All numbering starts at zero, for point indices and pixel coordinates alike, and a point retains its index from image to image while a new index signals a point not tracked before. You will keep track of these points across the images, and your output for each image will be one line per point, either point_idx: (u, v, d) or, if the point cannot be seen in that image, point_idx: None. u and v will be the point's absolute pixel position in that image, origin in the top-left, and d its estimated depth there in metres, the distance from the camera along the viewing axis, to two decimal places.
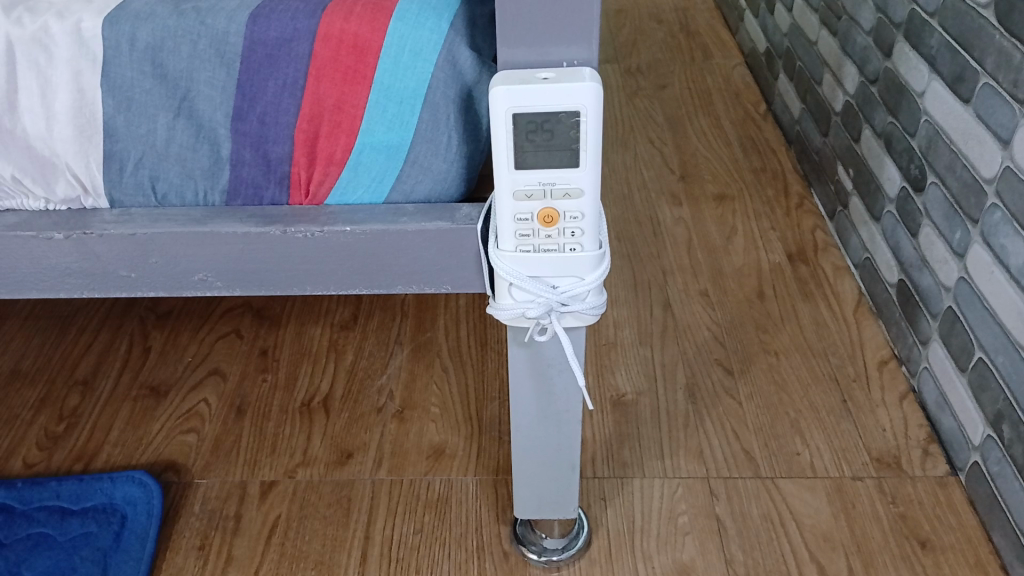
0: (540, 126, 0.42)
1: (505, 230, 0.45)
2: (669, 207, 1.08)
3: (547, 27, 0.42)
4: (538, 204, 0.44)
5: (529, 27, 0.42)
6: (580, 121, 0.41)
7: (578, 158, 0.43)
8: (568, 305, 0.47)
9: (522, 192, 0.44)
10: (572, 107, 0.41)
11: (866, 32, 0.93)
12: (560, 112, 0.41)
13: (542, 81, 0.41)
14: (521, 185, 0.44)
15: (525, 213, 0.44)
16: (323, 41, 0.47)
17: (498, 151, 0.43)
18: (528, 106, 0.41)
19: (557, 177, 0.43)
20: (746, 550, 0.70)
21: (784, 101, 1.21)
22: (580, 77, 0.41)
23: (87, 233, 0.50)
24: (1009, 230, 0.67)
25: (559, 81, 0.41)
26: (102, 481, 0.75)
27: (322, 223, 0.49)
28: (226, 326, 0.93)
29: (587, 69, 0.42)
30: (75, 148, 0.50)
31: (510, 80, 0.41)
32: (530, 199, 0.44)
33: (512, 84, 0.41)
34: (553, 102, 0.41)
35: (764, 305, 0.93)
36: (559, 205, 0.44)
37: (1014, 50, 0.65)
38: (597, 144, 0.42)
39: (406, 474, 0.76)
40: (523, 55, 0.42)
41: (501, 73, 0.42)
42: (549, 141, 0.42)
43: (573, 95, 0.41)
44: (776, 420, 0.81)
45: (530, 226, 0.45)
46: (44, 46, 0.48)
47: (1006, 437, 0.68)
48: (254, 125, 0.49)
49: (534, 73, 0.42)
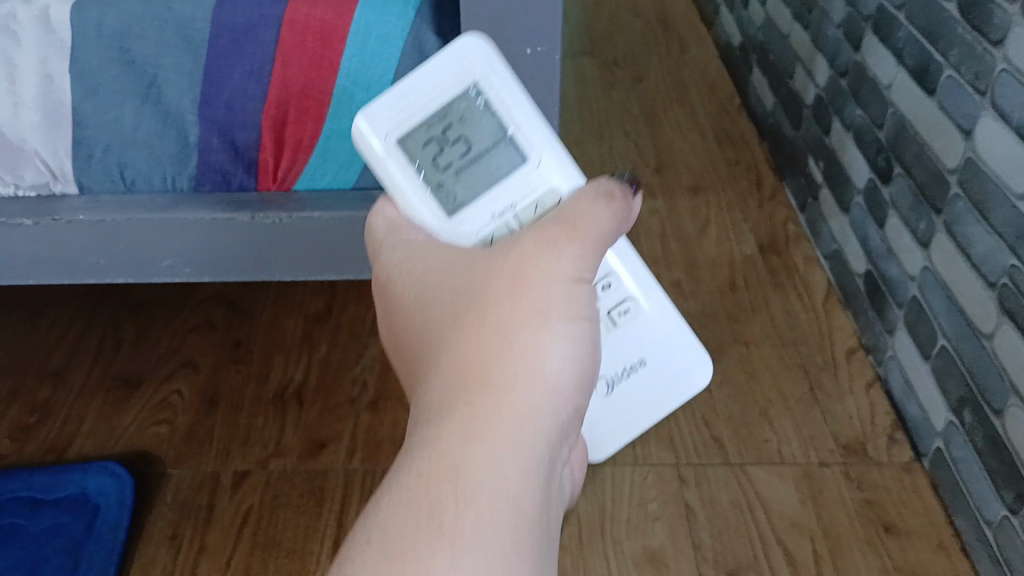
0: (483, 158, 0.43)
1: (506, 84, 0.41)
2: (643, 199, 1.09)
3: (423, 71, 0.41)
4: (498, 90, 0.41)
5: (406, 92, 0.41)
6: (457, 181, 0.43)
7: (478, 131, 0.42)
8: (634, 369, 0.49)
9: (513, 115, 0.42)
10: (457, 195, 0.43)
11: (836, 25, 0.94)
12: (504, 173, 0.43)
13: (511, 208, 0.43)
14: (522, 120, 0.42)
15: (500, 94, 0.41)
16: (289, 26, 0.49)
17: (542, 143, 0.43)
18: (448, 189, 0.43)
19: (500, 112, 0.42)
20: (714, 535, 0.71)
21: (757, 94, 1.23)
22: (481, 113, 0.42)
23: (56, 219, 0.52)
24: (972, 220, 0.68)
25: (470, 214, 0.43)
26: (73, 472, 0.75)
27: (290, 208, 0.52)
28: (199, 317, 0.92)
29: (478, 83, 0.41)
30: (43, 133, 0.52)
31: (420, 182, 0.42)
32: (505, 103, 0.42)
33: (543, 188, 0.43)
34: (482, 168, 0.43)
35: (735, 295, 0.94)
36: (484, 85, 0.41)
37: (975, 42, 0.67)
38: (562, 165, 0.43)
39: (380, 464, 0.76)
40: (402, 122, 0.41)
41: (374, 143, 0.41)
42: (471, 154, 0.43)
43: (454, 209, 0.43)
44: (745, 408, 0.82)
45: (497, 91, 0.41)
46: (11, 31, 0.50)
47: (967, 423, 0.69)
48: (221, 111, 0.51)
49: (508, 210, 0.43)
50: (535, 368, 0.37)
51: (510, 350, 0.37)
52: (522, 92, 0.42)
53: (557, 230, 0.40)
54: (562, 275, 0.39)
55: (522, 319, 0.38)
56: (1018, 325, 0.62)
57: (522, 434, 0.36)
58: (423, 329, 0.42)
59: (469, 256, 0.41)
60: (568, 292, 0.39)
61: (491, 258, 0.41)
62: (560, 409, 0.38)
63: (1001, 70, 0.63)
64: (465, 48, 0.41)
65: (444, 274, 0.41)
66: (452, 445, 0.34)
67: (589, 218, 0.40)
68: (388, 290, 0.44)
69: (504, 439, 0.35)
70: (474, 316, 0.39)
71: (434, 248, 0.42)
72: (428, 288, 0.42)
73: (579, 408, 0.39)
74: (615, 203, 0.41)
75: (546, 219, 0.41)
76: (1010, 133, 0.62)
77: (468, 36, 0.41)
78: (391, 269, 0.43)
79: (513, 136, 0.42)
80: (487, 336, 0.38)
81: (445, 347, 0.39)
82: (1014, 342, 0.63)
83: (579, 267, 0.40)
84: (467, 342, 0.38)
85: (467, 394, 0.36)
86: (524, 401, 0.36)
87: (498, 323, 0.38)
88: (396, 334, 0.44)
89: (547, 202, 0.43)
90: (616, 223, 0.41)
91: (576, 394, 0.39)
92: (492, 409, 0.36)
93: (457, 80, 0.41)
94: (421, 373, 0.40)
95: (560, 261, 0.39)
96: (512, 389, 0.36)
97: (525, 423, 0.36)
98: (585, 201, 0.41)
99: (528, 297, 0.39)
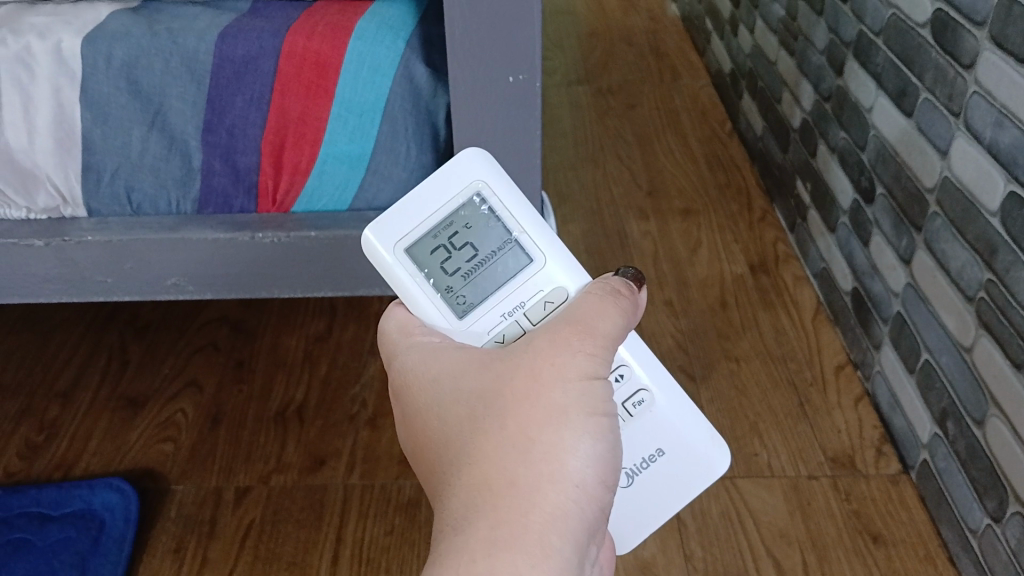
0: (489, 260, 0.48)
1: (502, 190, 0.47)
2: (636, 221, 1.12)
3: (428, 184, 0.47)
4: (496, 198, 0.47)
5: (413, 203, 0.47)
6: (469, 282, 0.48)
7: (482, 232, 0.48)
8: (652, 460, 0.49)
9: (511, 216, 0.48)
10: (467, 294, 0.48)
11: (820, 51, 0.97)
12: (511, 274, 0.48)
13: (519, 304, 0.47)
14: (520, 221, 0.48)
15: (498, 199, 0.47)
16: (287, 57, 0.52)
17: (541, 241, 0.48)
18: (457, 292, 0.48)
19: (499, 217, 0.48)
20: (704, 545, 0.73)
21: (747, 119, 1.26)
22: (483, 218, 0.47)
23: (65, 240, 0.55)
24: (948, 236, 0.70)
25: (483, 314, 0.48)
26: (80, 488, 0.77)
27: (289, 229, 0.55)
28: (203, 338, 0.95)
29: (479, 192, 0.47)
30: (55, 159, 0.54)
31: (430, 286, 0.47)
32: (502, 206, 0.47)
33: (548, 284, 0.47)
34: (489, 271, 0.48)
35: (726, 314, 0.97)
36: (483, 195, 0.47)
37: (948, 66, 0.69)
38: (567, 264, 0.48)
39: (378, 479, 0.78)
40: (410, 232, 0.47)
41: (384, 252, 0.47)
42: (478, 256, 0.48)
43: (466, 307, 0.48)
44: (735, 422, 0.83)
45: (495, 198, 0.47)
46: (26, 63, 0.52)
47: (950, 433, 0.71)
48: (223, 137, 0.54)
49: (517, 308, 0.47)
50: (558, 470, 0.38)
51: (530, 453, 0.38)
52: (521, 198, 0.48)
53: (570, 332, 0.41)
54: (576, 374, 0.40)
55: (544, 420, 0.38)
56: (993, 336, 0.64)
57: (549, 538, 0.36)
58: (439, 434, 0.42)
59: (486, 357, 0.42)
60: (589, 390, 0.40)
61: (507, 360, 0.41)
62: (586, 509, 0.38)
63: (972, 92, 0.66)
64: (466, 162, 0.47)
65: (459, 381, 0.42)
66: (481, 559, 0.35)
67: (600, 318, 0.42)
68: (404, 393, 0.44)
69: (531, 544, 0.36)
70: (491, 420, 0.39)
71: (452, 353, 0.43)
72: (444, 393, 0.42)
73: (606, 504, 0.39)
74: (622, 299, 0.44)
75: (558, 320, 0.42)
76: (981, 152, 0.65)
77: (468, 152, 0.47)
78: (409, 373, 0.44)
79: (516, 238, 0.48)
80: (505, 443, 0.38)
81: (464, 456, 0.39)
82: (990, 352, 0.65)
83: (592, 364, 0.40)
84: (487, 450, 0.38)
85: (490, 502, 0.37)
86: (548, 505, 0.37)
87: (516, 429, 0.38)
88: (410, 434, 0.44)
89: (554, 299, 0.47)
90: (626, 318, 0.43)
91: (602, 490, 0.39)
92: (516, 516, 0.36)
93: (460, 190, 0.47)
94: (440, 482, 0.40)
95: (575, 360, 0.40)
96: (536, 494, 0.37)
97: (551, 526, 0.36)
98: (595, 301, 0.43)
99: (544, 400, 0.39)
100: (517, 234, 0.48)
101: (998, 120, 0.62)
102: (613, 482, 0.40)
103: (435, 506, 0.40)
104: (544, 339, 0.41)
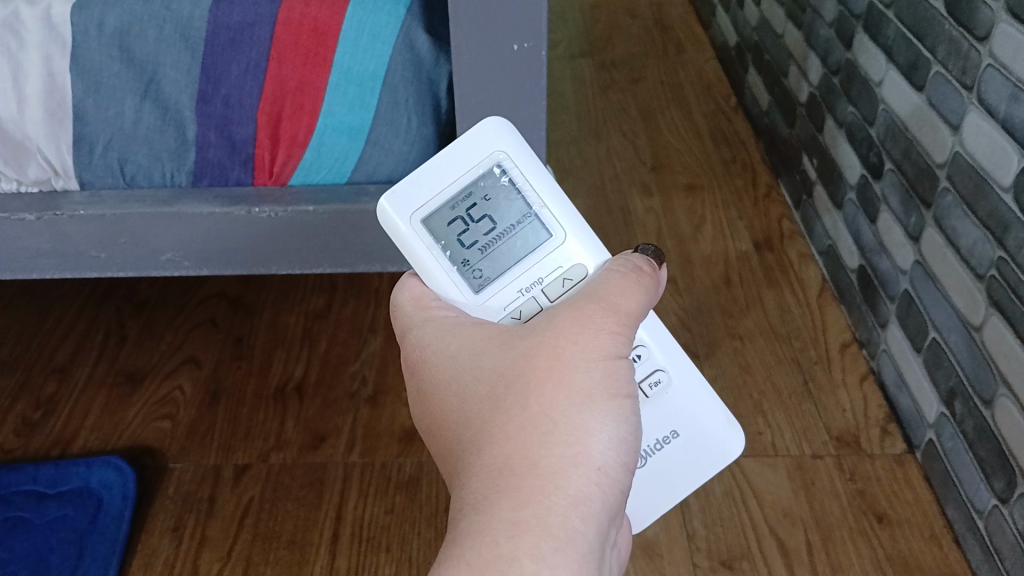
0: (509, 234, 0.47)
1: (527, 164, 0.46)
2: (640, 197, 1.10)
3: (448, 153, 0.46)
4: (518, 170, 0.46)
5: (432, 172, 0.46)
6: (485, 255, 0.47)
7: (505, 206, 0.46)
8: (667, 441, 0.48)
9: (534, 189, 0.46)
10: (485, 268, 0.47)
11: (828, 24, 0.95)
12: (529, 249, 0.47)
13: (538, 280, 0.47)
14: (543, 195, 0.46)
15: (519, 170, 0.46)
16: (284, 24, 0.50)
17: (566, 217, 0.47)
18: (474, 265, 0.47)
19: (521, 191, 0.46)
20: (708, 525, 0.72)
21: (753, 94, 1.24)
22: (504, 191, 0.46)
23: (58, 214, 0.54)
24: (960, 212, 0.69)
25: (501, 290, 0.47)
26: (78, 465, 0.76)
27: (288, 203, 0.54)
28: (201, 314, 0.94)
29: (500, 162, 0.46)
30: (45, 130, 0.53)
31: (446, 259, 0.46)
32: (524, 178, 0.46)
33: (571, 261, 0.46)
34: (507, 245, 0.47)
35: (731, 291, 0.95)
36: (505, 167, 0.46)
37: (962, 38, 0.68)
38: (586, 240, 0.47)
39: (378, 457, 0.77)
40: (428, 202, 0.46)
41: (400, 222, 0.45)
42: (498, 229, 0.47)
43: (484, 282, 0.47)
44: (739, 401, 0.82)
45: (517, 170, 0.46)
46: (15, 31, 0.51)
47: (957, 413, 0.70)
48: (218, 107, 0.52)
49: (535, 284, 0.47)
50: (581, 453, 0.36)
51: (552, 434, 0.37)
52: (542, 171, 0.46)
53: (594, 309, 0.40)
54: (599, 354, 0.39)
55: (566, 403, 0.37)
56: (1004, 315, 0.63)
57: (571, 521, 0.35)
58: (458, 413, 0.41)
59: (505, 334, 0.41)
60: (609, 377, 0.39)
61: (528, 339, 0.40)
62: (608, 493, 0.37)
63: (987, 65, 0.64)
64: (487, 131, 0.46)
65: (479, 360, 0.40)
66: (503, 541, 0.34)
67: (623, 295, 0.41)
68: (420, 371, 0.43)
69: (553, 526, 0.35)
70: (512, 401, 0.38)
71: (470, 330, 0.42)
72: (462, 372, 0.41)
73: (627, 489, 0.38)
74: (643, 277, 0.43)
75: (581, 297, 0.41)
76: (994, 126, 0.63)
77: (492, 121, 0.46)
78: (424, 351, 0.43)
79: (537, 212, 0.46)
80: (528, 424, 0.37)
81: (484, 437, 0.38)
82: (1000, 331, 0.63)
83: (615, 343, 0.40)
84: (508, 430, 0.37)
85: (511, 483, 0.36)
86: (572, 488, 0.36)
87: (538, 409, 0.37)
88: (426, 412, 0.43)
89: (574, 276, 0.46)
90: (648, 296, 0.43)
91: (624, 474, 0.38)
92: (538, 497, 0.35)
93: (480, 160, 0.46)
94: (458, 463, 0.39)
95: (598, 339, 0.39)
96: (558, 475, 0.36)
97: (574, 509, 0.35)
98: (617, 278, 0.42)
99: (567, 380, 0.38)
100: (541, 209, 0.46)
101: (1013, 94, 0.61)
102: (634, 466, 0.39)
103: (452, 489, 0.38)
104: (565, 318, 0.40)
